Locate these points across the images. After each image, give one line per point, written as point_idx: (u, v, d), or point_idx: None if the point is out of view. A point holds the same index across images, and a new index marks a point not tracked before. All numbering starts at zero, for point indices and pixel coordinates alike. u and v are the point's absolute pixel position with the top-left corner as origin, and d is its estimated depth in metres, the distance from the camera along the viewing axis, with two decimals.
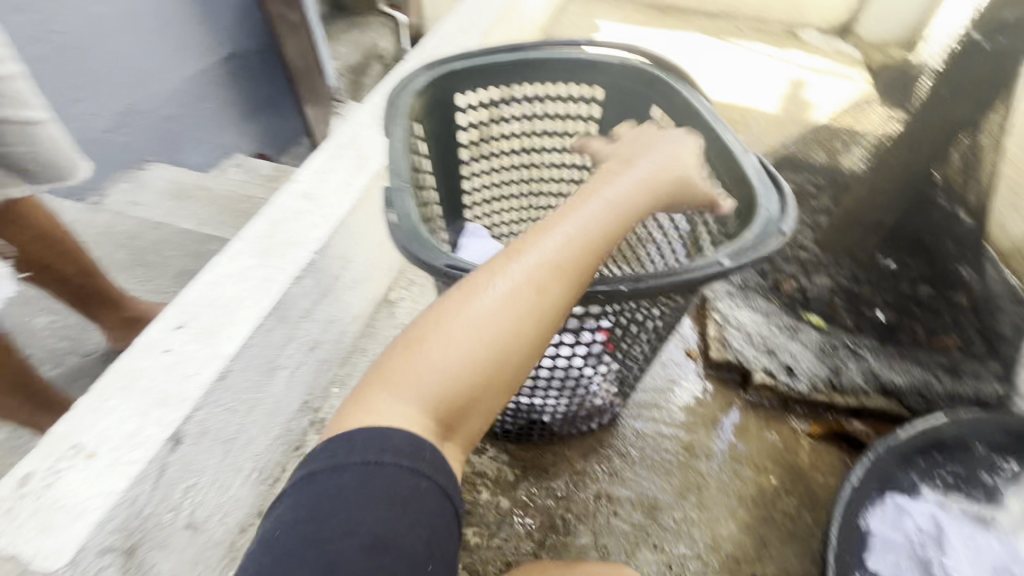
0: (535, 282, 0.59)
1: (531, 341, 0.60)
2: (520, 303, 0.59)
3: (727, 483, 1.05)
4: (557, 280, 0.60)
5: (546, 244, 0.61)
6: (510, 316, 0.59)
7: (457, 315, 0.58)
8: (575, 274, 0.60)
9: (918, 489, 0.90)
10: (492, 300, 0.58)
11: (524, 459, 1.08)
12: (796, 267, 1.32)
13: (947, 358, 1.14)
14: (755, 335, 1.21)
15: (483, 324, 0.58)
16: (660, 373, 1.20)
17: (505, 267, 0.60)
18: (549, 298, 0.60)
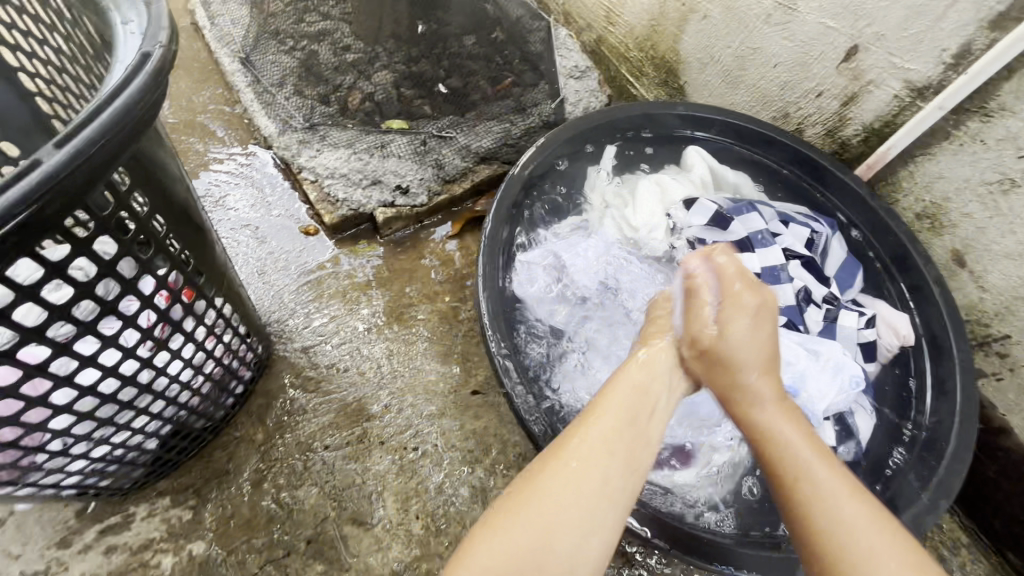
0: (577, 449, 0.58)
1: (590, 505, 0.55)
2: (613, 484, 0.57)
3: (412, 332, 0.98)
4: (599, 451, 0.58)
5: (594, 423, 0.60)
6: (568, 485, 0.56)
7: (529, 496, 0.56)
8: (622, 440, 0.59)
9: (537, 232, 0.99)
10: (560, 476, 0.56)
11: (191, 483, 0.81)
12: (352, 74, 1.13)
13: (512, 100, 1.16)
14: (351, 173, 1.05)
15: (570, 539, 0.53)
16: (294, 274, 1.01)
17: (573, 435, 0.60)
18: (610, 464, 0.58)
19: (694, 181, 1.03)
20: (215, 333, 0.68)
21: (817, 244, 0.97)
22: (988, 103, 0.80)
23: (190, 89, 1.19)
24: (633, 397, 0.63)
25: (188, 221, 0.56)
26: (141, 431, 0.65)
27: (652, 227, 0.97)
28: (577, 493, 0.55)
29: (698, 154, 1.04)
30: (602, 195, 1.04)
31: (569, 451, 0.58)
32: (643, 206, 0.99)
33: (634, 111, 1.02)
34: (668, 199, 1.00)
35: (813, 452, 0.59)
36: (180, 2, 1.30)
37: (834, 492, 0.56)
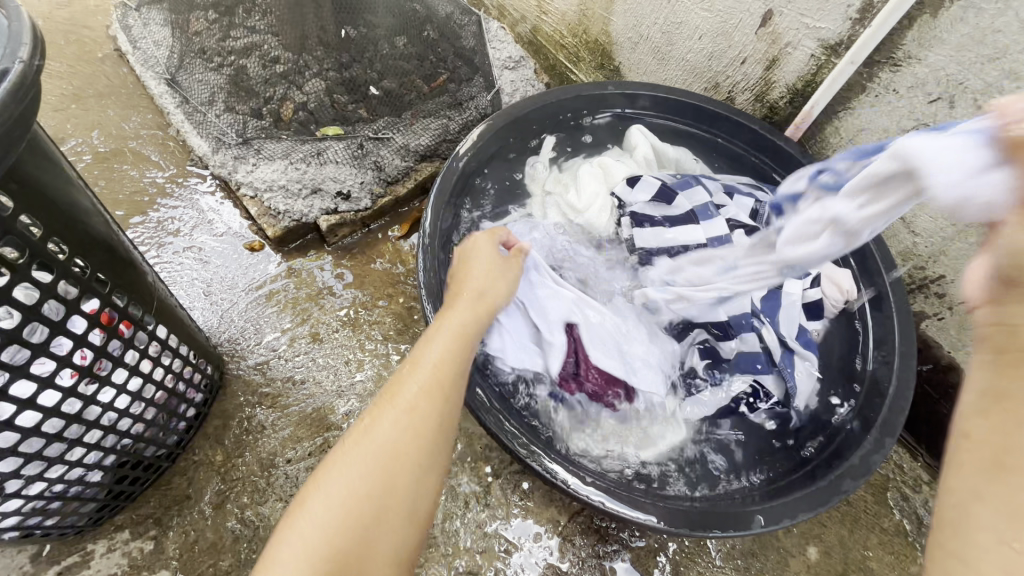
0: (421, 390, 0.58)
1: (419, 444, 0.54)
2: (419, 420, 0.55)
3: (369, 337, 0.98)
4: (428, 395, 0.57)
5: (417, 373, 0.59)
6: (398, 436, 0.54)
7: (359, 440, 0.53)
8: (444, 384, 0.59)
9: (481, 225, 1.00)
10: (390, 424, 0.55)
11: (150, 512, 0.80)
12: (282, 84, 1.11)
13: (449, 96, 1.16)
14: (290, 184, 1.04)
15: (380, 472, 0.52)
16: (242, 291, 1.00)
17: (398, 388, 0.58)
18: (434, 406, 0.57)
19: (638, 161, 1.04)
20: (151, 357, 0.67)
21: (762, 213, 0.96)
22: (895, 53, 0.82)
23: (119, 117, 1.17)
24: (449, 347, 0.63)
25: (100, 245, 0.56)
26: (82, 463, 0.64)
27: (596, 208, 0.98)
28: (391, 438, 0.53)
29: (640, 132, 1.05)
30: (542, 182, 1.05)
31: (395, 402, 0.56)
32: (585, 188, 1.00)
33: (565, 96, 1.03)
34: (611, 179, 1.02)
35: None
36: (101, 29, 1.27)
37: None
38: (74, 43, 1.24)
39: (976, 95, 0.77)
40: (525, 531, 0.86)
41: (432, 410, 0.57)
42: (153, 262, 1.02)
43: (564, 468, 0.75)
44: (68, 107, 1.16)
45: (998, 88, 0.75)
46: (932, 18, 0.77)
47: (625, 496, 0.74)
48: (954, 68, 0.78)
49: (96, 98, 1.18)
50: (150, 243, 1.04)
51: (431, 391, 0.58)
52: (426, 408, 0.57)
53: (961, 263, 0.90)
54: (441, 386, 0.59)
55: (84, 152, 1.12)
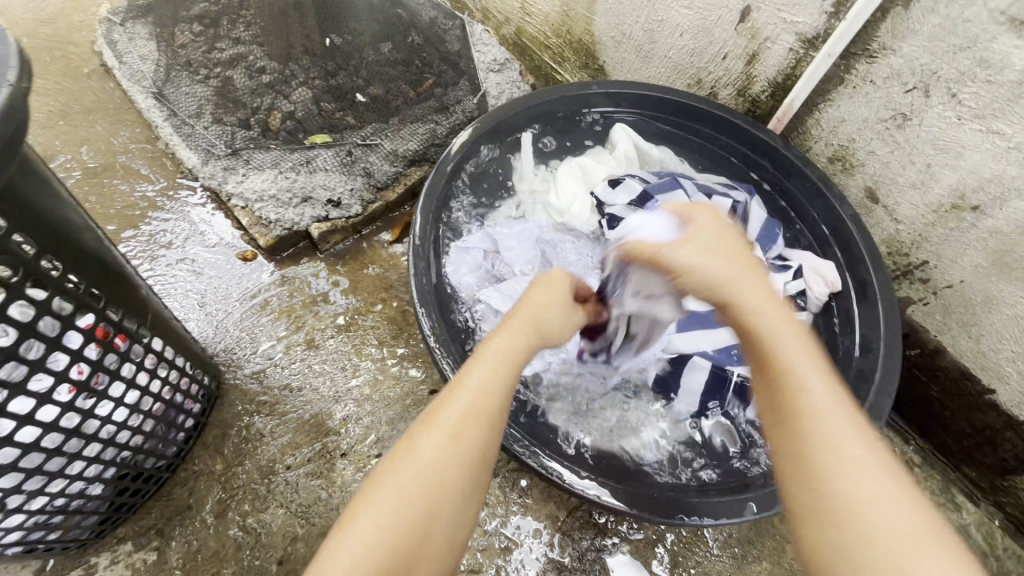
0: (478, 420, 0.56)
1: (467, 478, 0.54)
2: (474, 458, 0.55)
3: (364, 342, 0.99)
4: (480, 425, 0.56)
5: (454, 411, 0.55)
6: (437, 476, 0.52)
7: (409, 467, 0.52)
8: (490, 413, 0.56)
9: (469, 229, 1.01)
10: (436, 457, 0.53)
11: (152, 524, 0.80)
12: (269, 95, 1.12)
13: (435, 100, 1.17)
14: (280, 193, 1.05)
15: (439, 512, 0.51)
16: (237, 301, 1.01)
17: (439, 421, 0.55)
18: (486, 440, 0.56)
19: (619, 158, 1.07)
20: (148, 369, 0.68)
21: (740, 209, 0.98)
22: (871, 45, 0.84)
23: (107, 131, 1.17)
24: (502, 370, 0.60)
25: (91, 260, 0.57)
26: (82, 477, 0.64)
27: (577, 207, 1.02)
28: (449, 472, 0.53)
29: (623, 131, 1.08)
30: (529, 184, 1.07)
31: (437, 442, 0.53)
32: (564, 188, 1.04)
33: (537, 101, 1.03)
34: (590, 180, 1.05)
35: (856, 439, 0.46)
36: (86, 44, 1.28)
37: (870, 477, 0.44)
38: (59, 60, 1.24)
39: (950, 84, 0.79)
40: (524, 525, 0.87)
41: (485, 444, 0.56)
42: (148, 275, 1.03)
43: (561, 463, 0.76)
44: (56, 124, 1.17)
45: (971, 76, 0.76)
46: (904, 10, 0.78)
47: (620, 489, 0.76)
48: (927, 57, 0.79)
49: (83, 113, 1.19)
50: (143, 256, 1.04)
51: (488, 420, 0.57)
52: (483, 439, 0.55)
53: (942, 249, 0.92)
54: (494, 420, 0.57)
55: (74, 168, 1.12)
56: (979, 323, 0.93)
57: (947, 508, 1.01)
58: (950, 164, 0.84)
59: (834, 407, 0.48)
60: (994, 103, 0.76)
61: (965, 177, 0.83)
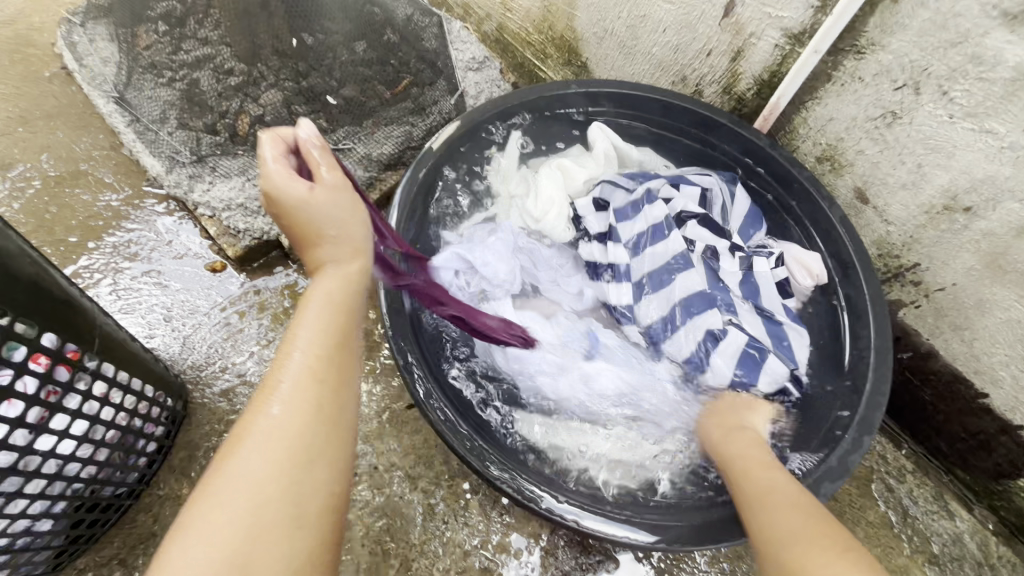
0: (310, 373, 0.51)
1: (320, 432, 0.50)
2: (321, 412, 0.50)
3: None
4: (318, 375, 0.52)
5: (287, 367, 0.51)
6: (287, 432, 0.48)
7: (244, 441, 0.48)
8: (332, 366, 0.53)
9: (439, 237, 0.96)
10: (280, 411, 0.49)
11: (114, 553, 0.77)
12: (236, 98, 1.07)
13: (411, 101, 1.15)
14: (248, 202, 1.01)
15: (290, 476, 0.47)
16: (205, 315, 0.97)
17: (270, 386, 0.50)
18: (333, 388, 0.52)
19: (599, 159, 1.01)
20: (99, 397, 0.65)
21: (713, 199, 0.96)
22: (859, 40, 0.80)
23: (69, 138, 1.12)
24: (333, 316, 0.55)
25: (21, 286, 0.53)
26: (27, 513, 0.61)
27: (553, 215, 0.96)
28: (288, 434, 0.48)
29: (600, 129, 1.02)
30: (505, 189, 1.03)
31: (272, 406, 0.49)
32: (542, 193, 0.97)
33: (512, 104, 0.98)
34: (569, 184, 1.00)
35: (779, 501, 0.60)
36: (46, 46, 1.22)
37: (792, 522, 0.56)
38: (19, 63, 1.19)
39: (941, 81, 0.76)
40: (505, 544, 0.84)
41: (332, 396, 0.52)
42: (112, 288, 0.99)
43: (538, 487, 0.74)
44: (15, 130, 1.12)
45: (962, 73, 0.73)
46: (893, 4, 0.75)
47: (600, 512, 0.74)
48: (917, 53, 0.76)
49: (44, 119, 1.14)
50: (106, 270, 1.00)
51: (326, 372, 0.52)
52: (326, 393, 0.51)
53: (934, 251, 0.89)
54: (338, 369, 0.53)
55: (33, 177, 1.07)
56: (972, 327, 0.90)
57: (941, 516, 0.99)
58: (941, 164, 0.81)
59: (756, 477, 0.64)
60: (987, 101, 0.73)
61: (957, 177, 0.80)
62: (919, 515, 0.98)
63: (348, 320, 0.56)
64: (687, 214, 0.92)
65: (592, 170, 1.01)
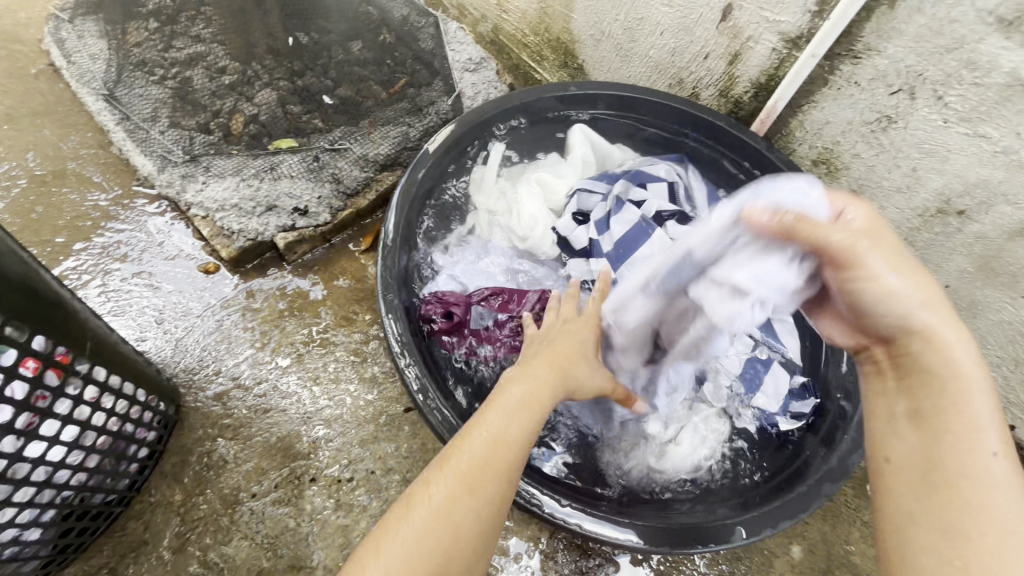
0: (475, 470, 0.52)
1: (473, 535, 0.51)
2: (478, 520, 0.51)
3: (334, 358, 0.94)
4: (484, 479, 0.52)
5: (474, 443, 0.54)
6: (461, 504, 0.51)
7: (406, 519, 0.50)
8: (501, 473, 0.53)
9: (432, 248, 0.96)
10: (442, 502, 0.51)
11: (104, 562, 0.75)
12: (231, 97, 1.05)
13: (408, 101, 1.12)
14: (243, 202, 0.99)
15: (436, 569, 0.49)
16: (198, 317, 0.95)
17: (453, 454, 0.54)
18: (492, 493, 0.52)
19: (576, 165, 1.02)
20: (90, 402, 0.63)
21: (677, 190, 0.99)
22: (855, 45, 0.81)
23: (56, 136, 1.09)
24: (514, 422, 0.56)
25: (11, 288, 0.51)
26: (14, 522, 0.59)
27: (540, 233, 0.96)
28: (446, 530, 0.50)
29: (581, 133, 1.03)
30: (490, 201, 1.00)
31: (453, 469, 0.52)
32: (525, 210, 0.97)
33: (503, 107, 0.97)
34: (550, 198, 0.99)
35: (999, 461, 0.44)
36: (33, 42, 1.19)
37: (1012, 509, 0.42)
38: (5, 60, 1.16)
39: (936, 86, 0.76)
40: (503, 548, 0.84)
41: (489, 502, 0.52)
42: (102, 290, 0.97)
43: (537, 490, 0.72)
44: (0, 128, 1.09)
45: (957, 78, 0.74)
46: (889, 10, 0.76)
47: (601, 515, 0.72)
48: (913, 59, 0.77)
49: (30, 117, 1.11)
50: (94, 271, 0.98)
51: (490, 479, 0.53)
52: (485, 501, 0.52)
53: (928, 254, 0.90)
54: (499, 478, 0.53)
55: (19, 176, 1.05)
56: (965, 328, 0.91)
57: None
58: (936, 168, 0.82)
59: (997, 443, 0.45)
60: (981, 106, 0.74)
61: (951, 181, 0.81)
62: None
63: (524, 429, 0.56)
64: (665, 213, 0.94)
65: (569, 178, 1.01)
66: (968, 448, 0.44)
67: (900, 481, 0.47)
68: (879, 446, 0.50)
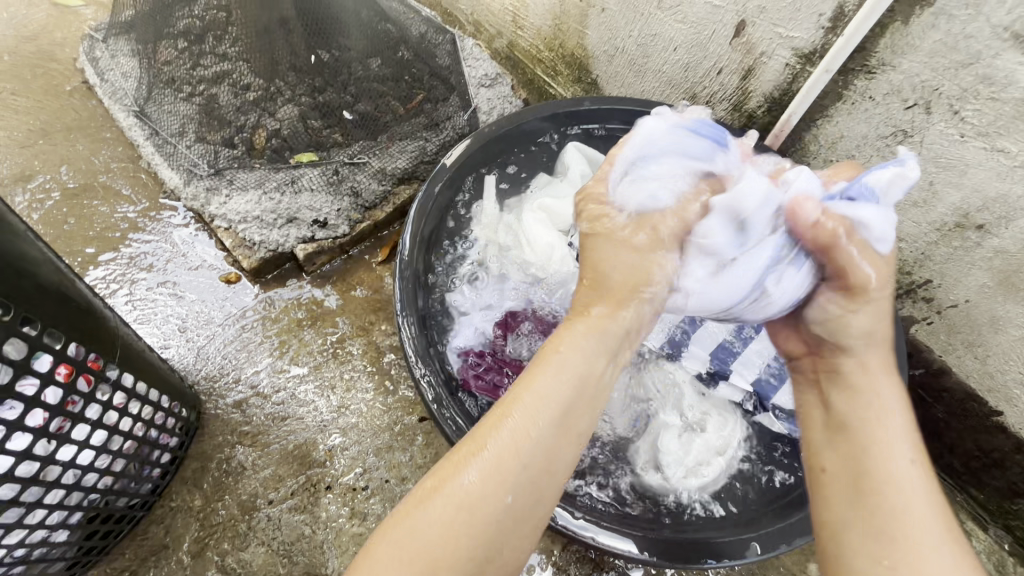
0: (549, 410, 0.52)
1: (542, 473, 0.51)
2: (546, 456, 0.51)
3: (351, 367, 0.95)
4: (555, 417, 0.52)
5: (548, 378, 0.53)
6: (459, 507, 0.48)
7: (479, 450, 0.50)
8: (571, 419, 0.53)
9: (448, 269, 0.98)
10: (515, 431, 0.50)
11: (126, 565, 0.77)
12: (255, 112, 1.09)
13: (425, 116, 1.14)
14: (264, 215, 1.02)
15: (503, 501, 0.48)
16: (220, 326, 0.98)
17: (511, 403, 0.52)
18: (564, 433, 0.52)
19: (574, 181, 1.02)
20: (117, 408, 0.65)
21: None
22: (869, 61, 0.81)
23: (88, 151, 1.14)
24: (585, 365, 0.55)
25: (49, 296, 0.54)
26: (44, 524, 0.61)
27: (558, 257, 0.96)
28: (515, 461, 0.49)
29: (576, 151, 1.03)
30: (501, 227, 1.01)
31: (511, 419, 0.51)
32: (537, 239, 0.97)
33: (504, 128, 0.98)
34: (558, 223, 1.00)
35: (906, 449, 0.52)
36: (68, 61, 1.25)
37: (923, 497, 0.49)
38: (41, 78, 1.22)
39: (952, 101, 0.76)
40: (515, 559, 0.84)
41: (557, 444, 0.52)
42: (128, 299, 1.00)
43: (553, 503, 0.71)
44: (35, 143, 1.14)
45: (973, 93, 0.74)
46: (904, 25, 0.76)
47: (616, 528, 0.72)
48: (928, 74, 0.77)
49: (65, 132, 1.16)
50: (121, 281, 1.01)
51: (566, 421, 0.52)
52: (557, 443, 0.52)
53: (947, 268, 0.89)
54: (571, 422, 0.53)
55: (53, 189, 1.09)
56: (986, 344, 0.90)
57: None
58: (953, 181, 0.82)
59: (921, 491, 0.49)
60: (997, 121, 0.74)
61: (969, 195, 0.81)
62: None
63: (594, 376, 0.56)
64: None
65: (570, 197, 1.01)
66: (878, 448, 0.52)
67: (843, 483, 0.52)
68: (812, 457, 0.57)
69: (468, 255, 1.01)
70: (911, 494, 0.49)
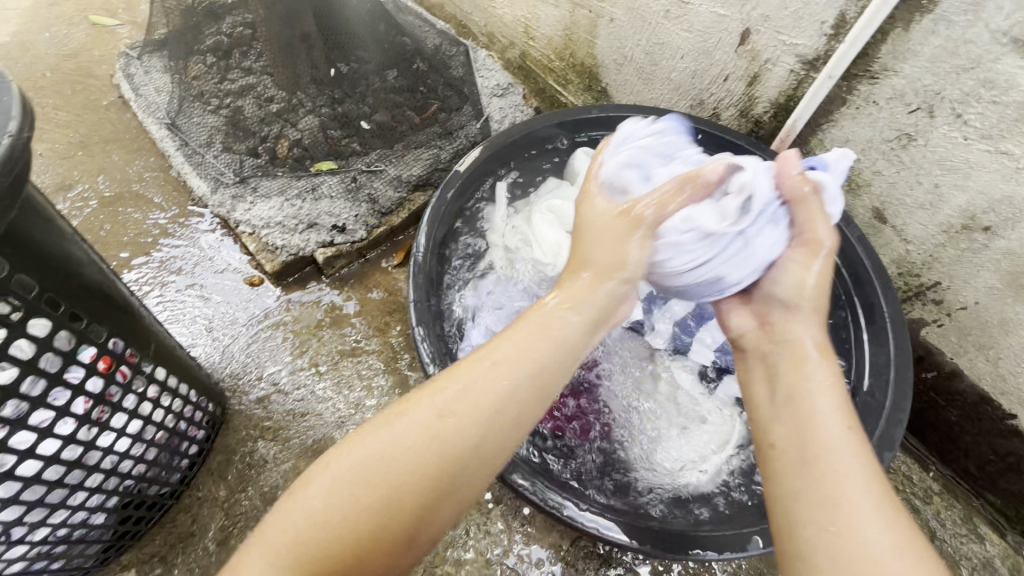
0: (501, 377, 0.53)
1: (480, 446, 0.51)
2: (485, 425, 0.51)
3: (367, 366, 0.99)
4: (508, 387, 0.53)
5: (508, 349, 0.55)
6: (393, 459, 0.49)
7: (431, 394, 0.53)
8: (522, 401, 0.54)
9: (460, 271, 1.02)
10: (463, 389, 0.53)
11: (156, 551, 0.82)
12: (278, 123, 1.14)
13: (439, 125, 1.19)
14: (287, 220, 1.07)
15: (438, 449, 0.50)
16: (244, 326, 1.02)
17: (468, 365, 0.54)
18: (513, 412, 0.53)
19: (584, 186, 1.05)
20: (151, 399, 0.70)
21: None
22: (872, 66, 0.83)
23: (123, 161, 1.21)
24: (549, 347, 0.56)
25: (92, 294, 0.59)
26: (83, 507, 0.66)
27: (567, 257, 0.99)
28: (454, 423, 0.51)
29: (585, 156, 1.05)
30: (511, 231, 1.05)
31: (462, 379, 0.53)
32: (545, 237, 1.00)
33: (512, 137, 1.02)
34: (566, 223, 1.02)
35: (838, 422, 0.52)
36: (106, 77, 1.32)
37: (854, 469, 0.49)
38: (81, 93, 1.29)
39: (955, 104, 0.78)
40: (525, 553, 0.86)
41: (500, 422, 0.52)
42: (158, 301, 1.05)
43: (557, 493, 0.74)
44: (75, 154, 1.21)
45: (975, 97, 0.75)
46: (905, 32, 0.77)
47: (620, 521, 0.73)
48: (930, 79, 0.78)
49: (102, 144, 1.23)
50: (152, 283, 1.07)
51: (514, 402, 0.53)
52: (502, 423, 0.52)
53: (955, 270, 0.89)
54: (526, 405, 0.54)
55: (90, 198, 1.16)
56: (997, 346, 0.90)
57: (969, 540, 0.98)
58: (958, 184, 0.83)
59: (849, 452, 0.50)
60: (1000, 124, 0.75)
61: (975, 197, 0.82)
62: (947, 538, 0.96)
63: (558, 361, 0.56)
64: None
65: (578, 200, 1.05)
66: (813, 420, 0.53)
67: (790, 460, 0.52)
68: (759, 436, 0.55)
69: (480, 257, 1.04)
70: (849, 471, 0.49)
